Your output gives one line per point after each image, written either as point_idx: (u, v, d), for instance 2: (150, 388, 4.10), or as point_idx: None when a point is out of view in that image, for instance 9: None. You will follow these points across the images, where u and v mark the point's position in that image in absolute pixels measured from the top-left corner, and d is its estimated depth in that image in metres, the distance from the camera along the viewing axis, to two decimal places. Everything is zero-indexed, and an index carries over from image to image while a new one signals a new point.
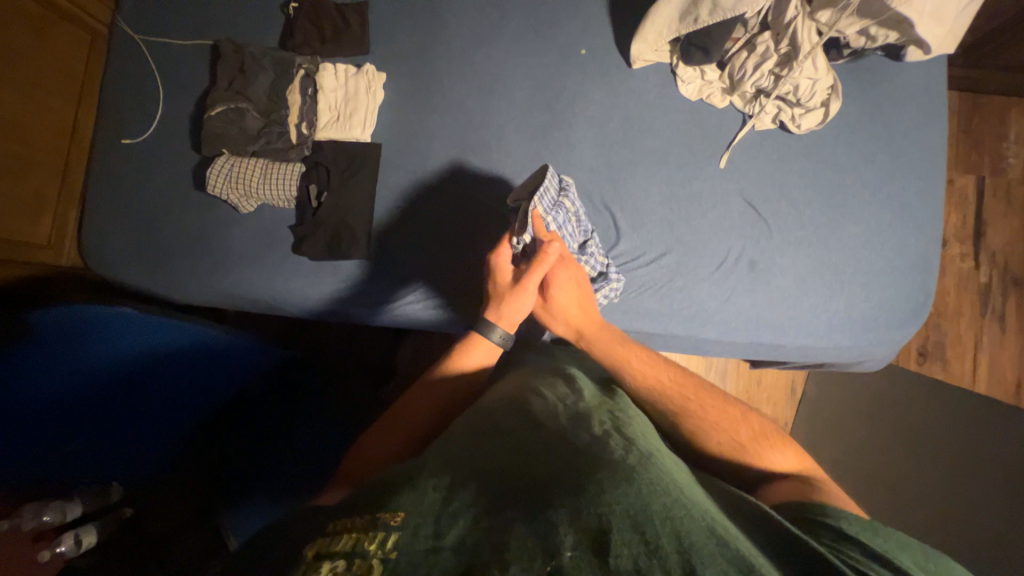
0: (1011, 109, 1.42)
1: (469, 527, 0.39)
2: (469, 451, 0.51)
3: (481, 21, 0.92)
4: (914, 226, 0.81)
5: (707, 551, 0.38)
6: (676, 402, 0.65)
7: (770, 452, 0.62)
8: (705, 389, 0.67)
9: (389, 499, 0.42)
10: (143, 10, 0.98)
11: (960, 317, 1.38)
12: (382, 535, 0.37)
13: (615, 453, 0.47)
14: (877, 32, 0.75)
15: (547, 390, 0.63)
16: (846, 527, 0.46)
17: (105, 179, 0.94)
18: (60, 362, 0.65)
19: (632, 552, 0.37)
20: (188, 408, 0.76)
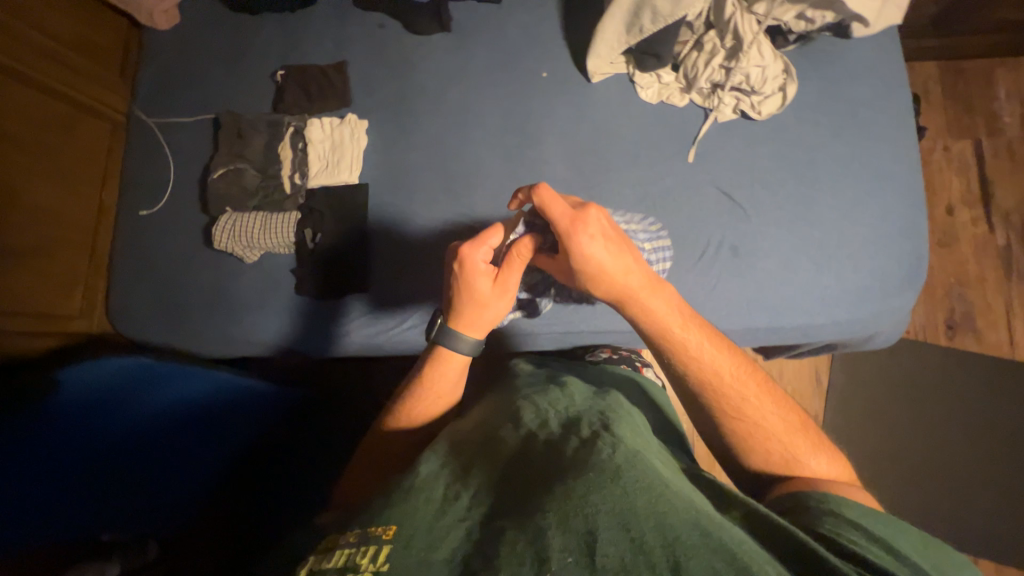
0: (996, 69, 1.40)
1: (461, 539, 0.42)
2: (466, 463, 0.52)
3: (448, 62, 0.99)
4: (895, 194, 0.81)
5: (692, 543, 0.38)
6: (731, 399, 0.59)
7: (809, 455, 0.57)
8: (768, 388, 0.60)
9: (381, 512, 0.45)
10: (153, 97, 1.10)
11: (985, 283, 1.31)
12: (377, 548, 0.41)
13: (601, 453, 0.46)
14: (814, 15, 0.77)
15: (539, 399, 0.61)
16: (849, 513, 0.46)
17: (127, 248, 1.04)
18: (102, 421, 0.74)
19: (619, 550, 0.38)
20: (212, 452, 0.82)
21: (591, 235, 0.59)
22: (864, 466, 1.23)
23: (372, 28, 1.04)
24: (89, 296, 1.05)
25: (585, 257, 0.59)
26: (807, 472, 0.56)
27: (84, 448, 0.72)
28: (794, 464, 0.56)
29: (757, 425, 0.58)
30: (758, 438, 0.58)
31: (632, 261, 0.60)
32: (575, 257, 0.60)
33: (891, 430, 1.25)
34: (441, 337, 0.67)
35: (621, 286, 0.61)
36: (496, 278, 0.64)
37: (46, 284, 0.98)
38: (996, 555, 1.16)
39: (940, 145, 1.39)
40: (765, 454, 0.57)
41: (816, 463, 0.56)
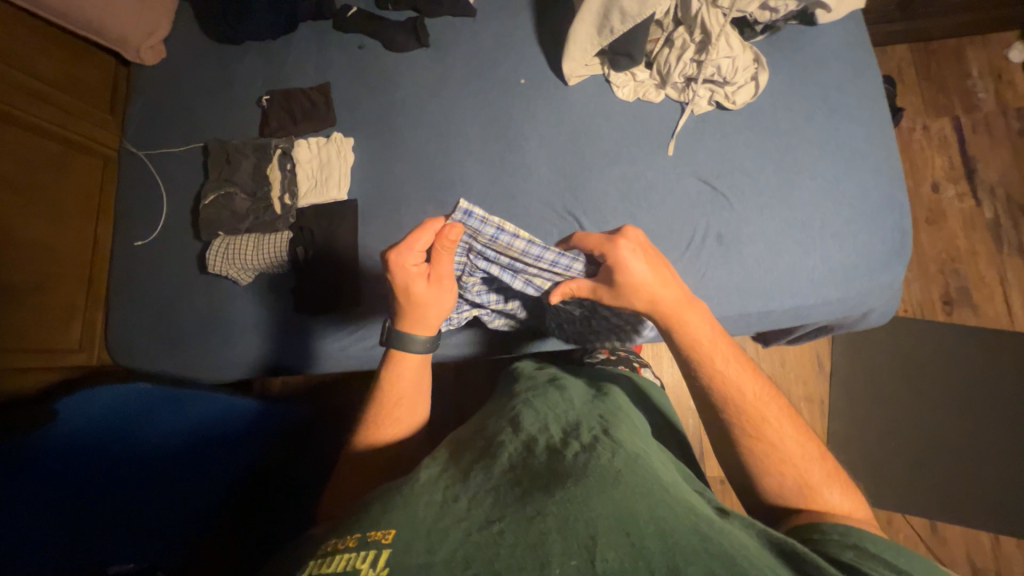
0: (966, 47, 1.43)
1: (462, 539, 0.39)
2: (467, 465, 0.49)
3: (428, 76, 1.02)
4: (873, 172, 0.82)
5: (692, 547, 0.38)
6: (756, 418, 0.59)
7: (825, 489, 0.56)
8: (788, 414, 0.61)
9: (379, 518, 0.42)
10: (143, 130, 1.13)
11: (977, 257, 1.32)
12: (376, 552, 0.38)
13: (602, 458, 0.47)
14: (777, 4, 0.80)
15: (539, 405, 0.61)
16: (870, 546, 0.45)
17: (122, 279, 1.05)
18: (91, 447, 0.73)
19: (619, 554, 0.37)
20: (207, 475, 0.81)
21: (627, 254, 0.63)
22: (873, 449, 1.22)
23: (352, 49, 1.07)
24: (87, 329, 1.06)
25: (627, 275, 0.63)
26: (822, 502, 0.55)
27: (73, 473, 0.71)
28: (809, 491, 0.56)
29: (775, 448, 0.58)
30: (773, 461, 0.58)
31: (668, 273, 0.64)
32: (618, 275, 0.63)
33: (897, 411, 1.24)
34: (392, 342, 0.69)
35: (662, 299, 0.63)
36: (430, 277, 0.65)
37: (43, 320, 0.99)
38: (1015, 531, 1.15)
39: (919, 124, 1.41)
40: (779, 477, 0.57)
41: (830, 496, 0.55)
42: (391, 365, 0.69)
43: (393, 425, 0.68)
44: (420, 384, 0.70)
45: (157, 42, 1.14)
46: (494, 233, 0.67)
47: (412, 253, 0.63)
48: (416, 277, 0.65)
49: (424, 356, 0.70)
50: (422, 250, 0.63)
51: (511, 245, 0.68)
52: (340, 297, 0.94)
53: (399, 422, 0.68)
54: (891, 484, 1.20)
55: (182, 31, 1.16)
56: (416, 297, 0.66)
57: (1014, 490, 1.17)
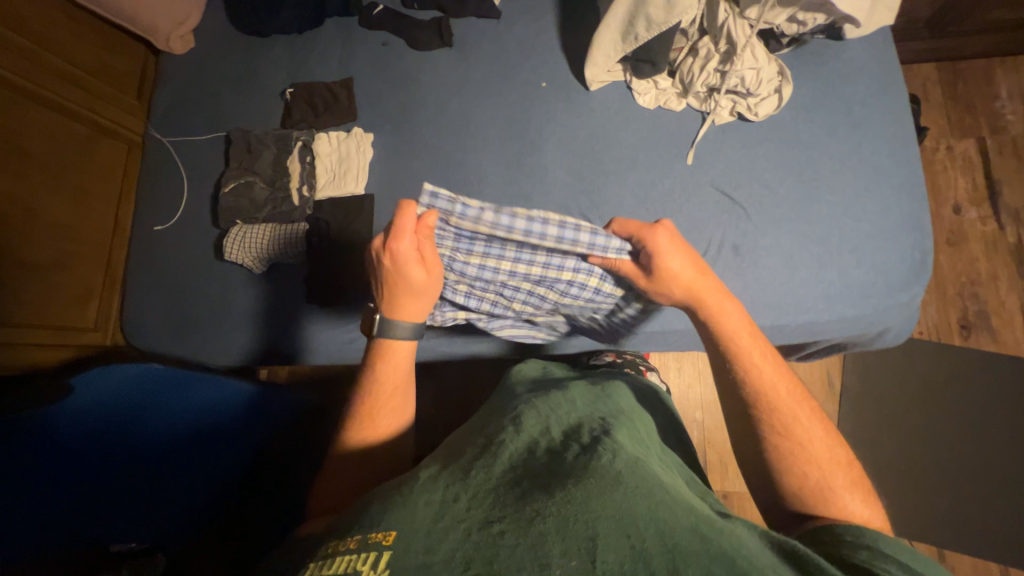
0: (995, 68, 1.41)
1: (462, 539, 0.39)
2: (467, 462, 0.49)
3: (450, 75, 1.03)
4: (895, 190, 0.81)
5: (691, 550, 0.38)
6: (783, 415, 0.59)
7: (846, 496, 0.54)
8: (820, 418, 0.60)
9: (381, 516, 0.43)
10: (169, 117, 1.15)
11: (997, 282, 1.29)
12: (376, 555, 0.39)
13: (603, 458, 0.46)
14: (805, 17, 0.79)
15: (540, 403, 0.60)
16: (883, 547, 0.44)
17: (141, 261, 1.07)
18: (97, 432, 0.75)
19: (619, 555, 0.37)
20: (213, 461, 0.82)
21: (666, 241, 0.67)
22: (881, 472, 1.20)
23: (376, 46, 1.08)
24: (103, 309, 1.08)
25: (667, 261, 0.66)
26: (845, 509, 0.53)
27: (79, 455, 0.72)
28: (830, 496, 0.53)
29: (801, 447, 0.57)
30: (795, 460, 0.56)
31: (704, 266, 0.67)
32: (654, 261, 0.66)
33: (908, 434, 1.21)
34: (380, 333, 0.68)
35: (696, 286, 0.66)
36: (422, 265, 0.65)
37: (62, 297, 1.01)
38: None
39: (943, 144, 1.39)
40: (800, 477, 0.55)
41: (852, 502, 0.53)
42: (377, 354, 0.69)
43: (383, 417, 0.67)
44: (407, 370, 0.70)
45: (186, 32, 1.16)
46: (463, 211, 0.63)
47: (404, 240, 0.61)
48: (410, 262, 0.64)
49: (411, 342, 0.70)
50: (416, 236, 0.62)
51: (480, 223, 0.64)
52: (355, 291, 0.95)
53: (390, 412, 0.67)
54: (899, 508, 1.18)
55: (211, 22, 1.18)
56: (411, 284, 0.66)
57: None
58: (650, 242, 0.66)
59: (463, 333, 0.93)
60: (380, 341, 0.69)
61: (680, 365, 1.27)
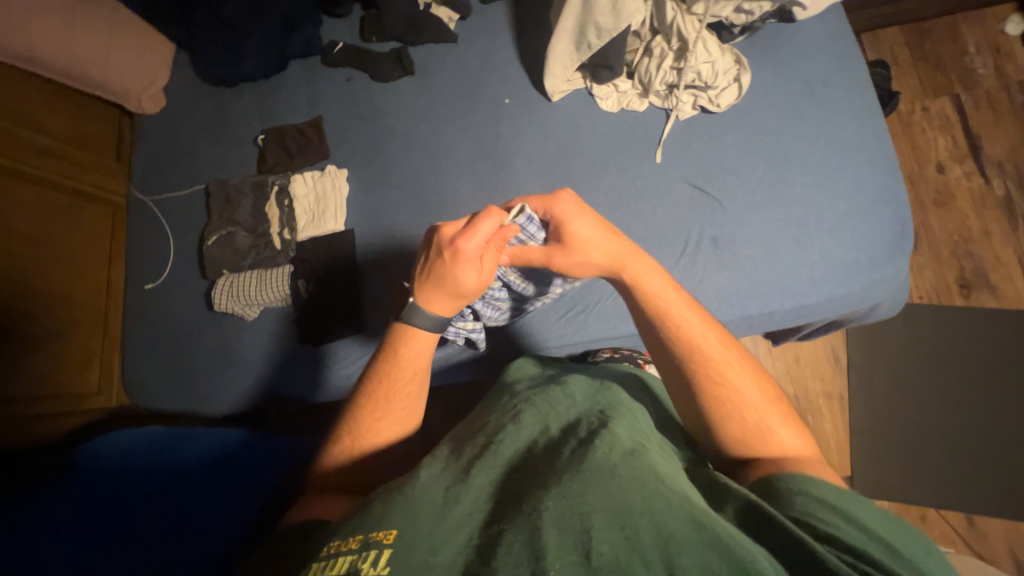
0: (960, 24, 1.40)
1: (464, 544, 0.40)
2: (466, 463, 0.48)
3: (415, 102, 1.04)
4: (866, 162, 0.81)
5: (686, 540, 0.36)
6: (716, 363, 0.57)
7: (778, 428, 0.54)
8: (746, 359, 0.58)
9: (379, 514, 0.42)
10: (148, 176, 1.17)
11: (991, 237, 1.28)
12: (377, 553, 0.38)
13: (598, 452, 0.44)
14: (751, 6, 0.79)
15: (538, 398, 0.57)
16: (817, 491, 0.44)
17: (136, 321, 1.09)
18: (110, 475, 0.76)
19: (613, 547, 0.36)
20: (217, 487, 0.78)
21: (573, 207, 0.65)
22: (896, 442, 1.18)
23: (341, 82, 1.10)
24: (104, 372, 1.09)
25: (577, 232, 0.64)
26: (776, 444, 0.54)
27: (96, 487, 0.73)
28: (766, 433, 0.54)
29: (735, 393, 0.56)
30: (733, 411, 0.55)
31: (613, 230, 0.65)
32: (565, 231, 0.64)
33: (918, 401, 1.20)
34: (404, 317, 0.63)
35: (608, 255, 0.63)
36: (479, 267, 0.61)
37: (64, 365, 1.02)
38: None
39: (919, 106, 1.39)
40: (741, 423, 0.55)
41: (782, 433, 0.54)
42: (396, 340, 0.65)
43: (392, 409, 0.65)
44: (424, 361, 0.66)
45: (157, 91, 1.19)
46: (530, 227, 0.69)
47: (471, 240, 0.59)
48: (465, 263, 0.60)
49: (432, 335, 0.65)
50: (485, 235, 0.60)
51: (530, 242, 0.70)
52: (344, 325, 0.95)
53: (397, 406, 0.65)
54: (918, 476, 1.16)
55: (180, 78, 1.21)
56: (457, 284, 0.61)
57: None
58: (564, 217, 0.64)
59: (455, 357, 0.92)
60: (400, 325, 0.64)
61: None
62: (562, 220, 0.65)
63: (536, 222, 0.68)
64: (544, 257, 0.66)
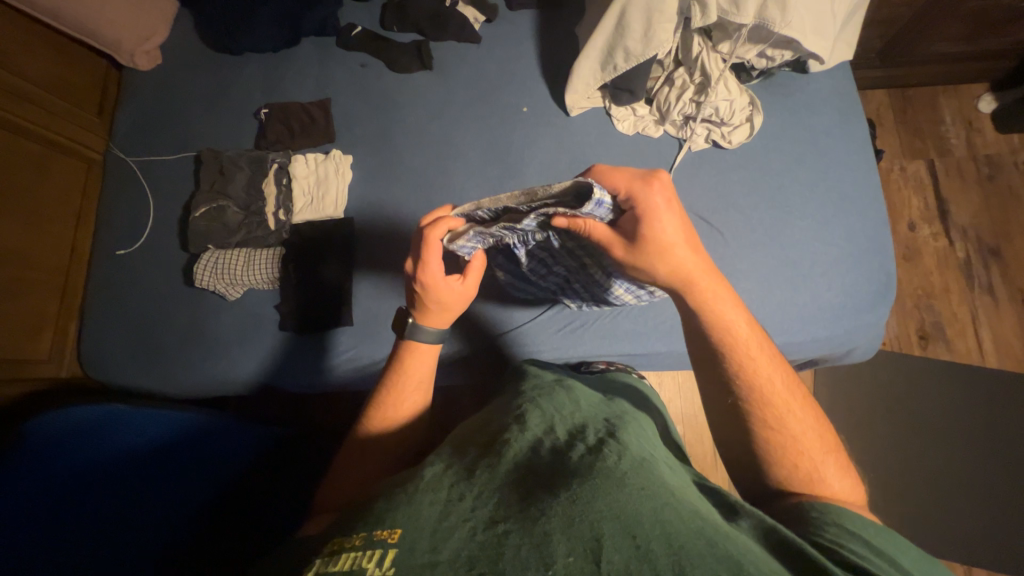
0: (940, 95, 1.52)
1: (467, 538, 0.37)
2: (471, 462, 0.47)
3: (430, 97, 1.02)
4: (858, 214, 0.86)
5: (696, 551, 0.35)
6: (778, 408, 0.57)
7: (831, 476, 0.55)
8: (811, 406, 0.59)
9: (385, 513, 0.41)
10: (132, 136, 1.10)
11: (950, 294, 1.37)
12: (381, 553, 0.36)
13: (607, 459, 0.44)
14: (773, 53, 0.84)
15: (544, 402, 0.57)
16: (850, 524, 0.46)
17: (101, 288, 1.01)
18: (76, 453, 0.68)
19: (623, 556, 0.35)
20: (196, 467, 0.76)
21: (661, 205, 0.57)
22: None
23: (354, 67, 1.07)
24: (58, 340, 1.00)
25: (657, 233, 0.57)
26: (829, 491, 0.54)
27: (64, 468, 0.66)
28: (817, 481, 0.54)
29: (794, 441, 0.56)
30: (785, 454, 0.56)
31: (697, 243, 0.60)
32: (648, 231, 0.58)
33: (874, 441, 1.27)
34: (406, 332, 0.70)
35: (687, 269, 0.59)
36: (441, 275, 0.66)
37: (10, 327, 0.93)
38: (987, 561, 1.17)
39: (897, 166, 1.49)
40: (791, 469, 0.55)
41: (835, 482, 0.54)
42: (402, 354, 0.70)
43: (407, 395, 0.69)
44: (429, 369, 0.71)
45: (152, 48, 1.12)
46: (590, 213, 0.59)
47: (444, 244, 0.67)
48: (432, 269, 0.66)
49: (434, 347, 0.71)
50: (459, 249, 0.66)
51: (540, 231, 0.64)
52: (331, 316, 0.92)
53: (413, 392, 0.69)
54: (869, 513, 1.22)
55: (180, 38, 1.14)
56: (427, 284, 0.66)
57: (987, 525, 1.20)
58: (650, 216, 0.57)
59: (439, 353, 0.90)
60: (405, 340, 0.71)
61: (661, 380, 1.28)
62: (648, 218, 0.57)
63: (608, 204, 0.59)
64: (605, 239, 0.60)
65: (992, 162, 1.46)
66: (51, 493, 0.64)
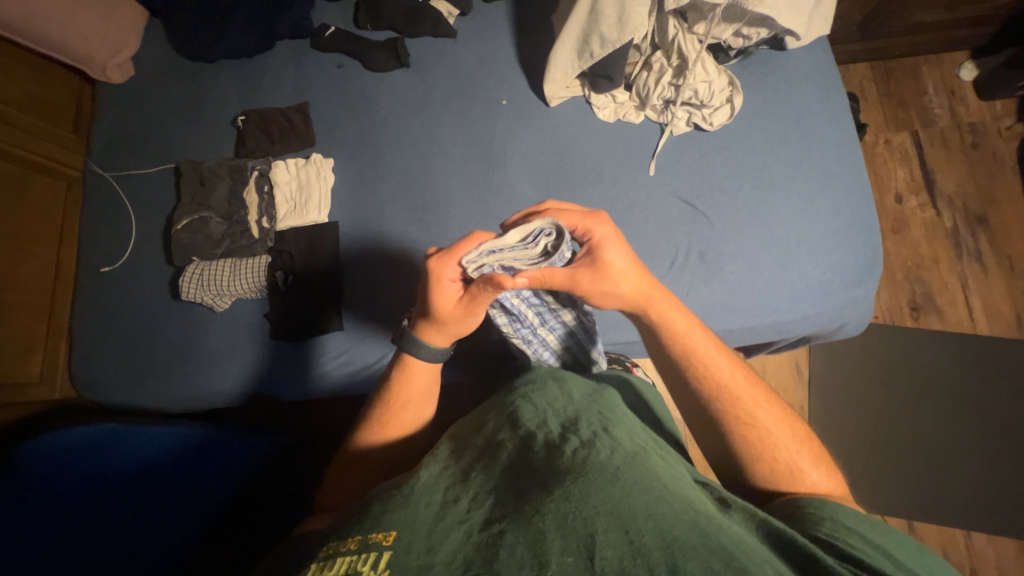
0: (922, 65, 1.51)
1: (462, 541, 0.37)
2: (467, 463, 0.47)
3: (409, 95, 1.01)
4: (842, 188, 0.86)
5: (690, 544, 0.36)
6: (745, 403, 0.58)
7: (808, 468, 0.56)
8: (773, 398, 0.60)
9: (382, 516, 0.41)
10: (110, 152, 1.08)
11: (939, 264, 1.38)
12: (376, 556, 0.36)
13: (601, 454, 0.44)
14: (749, 32, 0.83)
15: (538, 396, 0.57)
16: (843, 518, 0.47)
17: (89, 306, 1.00)
18: (79, 470, 0.69)
19: (617, 552, 0.35)
20: (195, 482, 0.75)
21: (610, 235, 0.59)
22: (853, 453, 1.26)
23: (330, 69, 1.05)
24: (49, 361, 1.00)
25: (608, 263, 0.58)
26: (809, 484, 0.55)
27: (65, 486, 0.68)
28: (798, 475, 0.55)
29: (767, 435, 0.57)
30: (767, 449, 0.56)
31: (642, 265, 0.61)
32: (601, 261, 0.58)
33: (871, 414, 1.28)
34: (406, 344, 0.65)
35: (643, 290, 0.60)
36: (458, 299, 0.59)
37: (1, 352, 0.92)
38: (988, 526, 1.19)
39: (881, 139, 1.49)
40: (771, 464, 0.56)
41: (817, 477, 0.55)
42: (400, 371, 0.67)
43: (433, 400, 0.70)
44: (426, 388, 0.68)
45: (124, 60, 1.10)
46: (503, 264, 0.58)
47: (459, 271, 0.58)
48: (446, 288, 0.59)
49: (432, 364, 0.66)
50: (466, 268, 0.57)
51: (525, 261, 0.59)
52: (319, 320, 0.91)
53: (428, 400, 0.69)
54: (868, 486, 1.23)
55: (152, 49, 1.13)
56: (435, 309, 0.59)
57: (984, 490, 1.21)
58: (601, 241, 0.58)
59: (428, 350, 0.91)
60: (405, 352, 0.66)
61: None
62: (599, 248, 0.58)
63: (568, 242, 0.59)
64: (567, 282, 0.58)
65: (976, 130, 1.46)
66: (50, 509, 0.65)
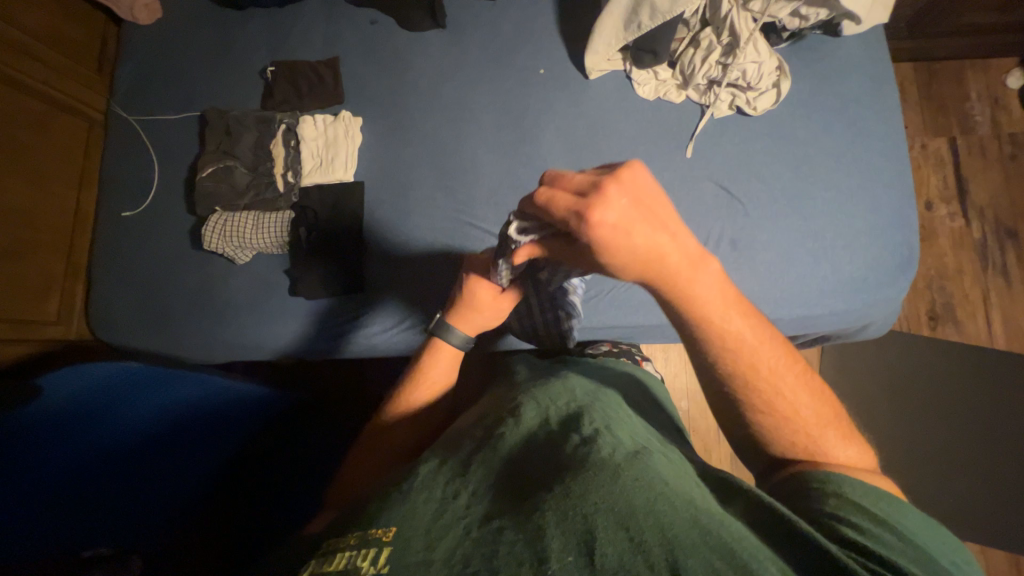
0: (968, 69, 1.46)
1: (461, 537, 0.37)
2: (466, 457, 0.47)
3: (443, 58, 0.99)
4: (884, 184, 0.83)
5: (690, 541, 0.35)
6: (787, 389, 0.52)
7: (837, 447, 0.52)
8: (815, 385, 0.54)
9: (383, 509, 0.41)
10: (134, 95, 1.06)
11: (963, 275, 1.36)
12: (376, 551, 0.36)
13: (602, 451, 0.43)
14: (808, 11, 0.80)
15: (540, 394, 0.56)
16: (852, 493, 0.45)
17: (107, 250, 1.00)
18: (81, 437, 0.63)
19: (617, 549, 0.34)
20: (205, 447, 0.76)
21: (631, 211, 0.43)
22: None
23: (363, 25, 1.02)
24: (66, 302, 1.00)
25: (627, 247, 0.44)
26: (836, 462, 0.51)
27: (55, 460, 0.61)
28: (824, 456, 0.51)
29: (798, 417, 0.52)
30: (785, 434, 0.52)
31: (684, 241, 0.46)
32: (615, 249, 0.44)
33: (876, 419, 1.28)
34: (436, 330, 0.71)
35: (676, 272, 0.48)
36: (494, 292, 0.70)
37: (20, 288, 0.92)
38: (982, 536, 1.20)
39: (918, 143, 1.45)
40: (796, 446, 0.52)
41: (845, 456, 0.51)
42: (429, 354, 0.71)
43: (435, 374, 0.71)
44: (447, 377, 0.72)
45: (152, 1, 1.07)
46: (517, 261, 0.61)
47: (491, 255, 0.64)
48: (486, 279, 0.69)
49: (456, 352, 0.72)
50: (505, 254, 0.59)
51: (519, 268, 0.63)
52: (342, 282, 0.90)
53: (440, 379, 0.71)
54: None
55: None
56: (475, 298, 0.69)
57: (982, 501, 1.22)
58: (619, 222, 0.43)
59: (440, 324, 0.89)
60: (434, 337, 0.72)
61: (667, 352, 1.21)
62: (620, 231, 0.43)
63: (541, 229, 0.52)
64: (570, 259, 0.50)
65: (1016, 141, 1.42)
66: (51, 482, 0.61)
